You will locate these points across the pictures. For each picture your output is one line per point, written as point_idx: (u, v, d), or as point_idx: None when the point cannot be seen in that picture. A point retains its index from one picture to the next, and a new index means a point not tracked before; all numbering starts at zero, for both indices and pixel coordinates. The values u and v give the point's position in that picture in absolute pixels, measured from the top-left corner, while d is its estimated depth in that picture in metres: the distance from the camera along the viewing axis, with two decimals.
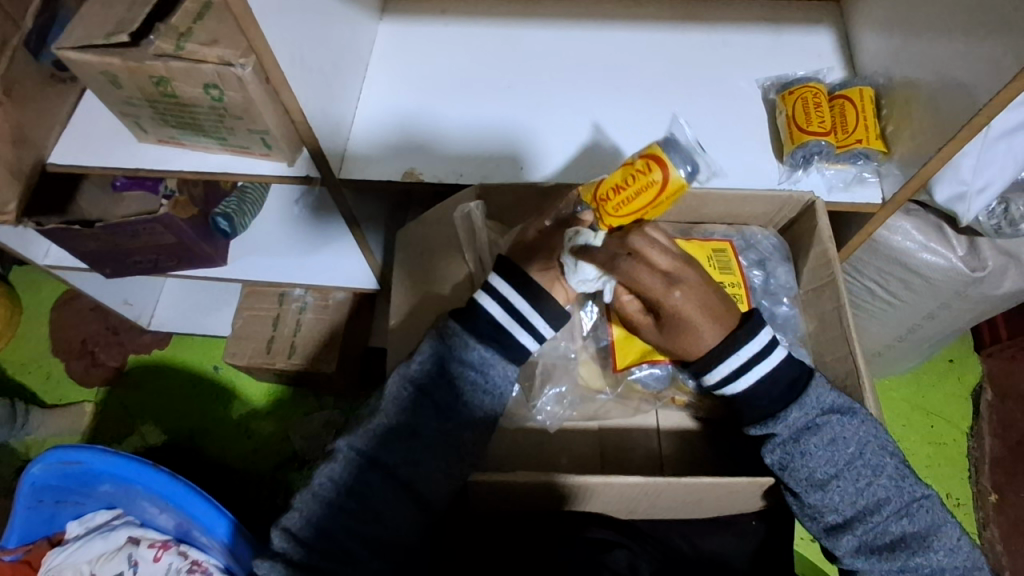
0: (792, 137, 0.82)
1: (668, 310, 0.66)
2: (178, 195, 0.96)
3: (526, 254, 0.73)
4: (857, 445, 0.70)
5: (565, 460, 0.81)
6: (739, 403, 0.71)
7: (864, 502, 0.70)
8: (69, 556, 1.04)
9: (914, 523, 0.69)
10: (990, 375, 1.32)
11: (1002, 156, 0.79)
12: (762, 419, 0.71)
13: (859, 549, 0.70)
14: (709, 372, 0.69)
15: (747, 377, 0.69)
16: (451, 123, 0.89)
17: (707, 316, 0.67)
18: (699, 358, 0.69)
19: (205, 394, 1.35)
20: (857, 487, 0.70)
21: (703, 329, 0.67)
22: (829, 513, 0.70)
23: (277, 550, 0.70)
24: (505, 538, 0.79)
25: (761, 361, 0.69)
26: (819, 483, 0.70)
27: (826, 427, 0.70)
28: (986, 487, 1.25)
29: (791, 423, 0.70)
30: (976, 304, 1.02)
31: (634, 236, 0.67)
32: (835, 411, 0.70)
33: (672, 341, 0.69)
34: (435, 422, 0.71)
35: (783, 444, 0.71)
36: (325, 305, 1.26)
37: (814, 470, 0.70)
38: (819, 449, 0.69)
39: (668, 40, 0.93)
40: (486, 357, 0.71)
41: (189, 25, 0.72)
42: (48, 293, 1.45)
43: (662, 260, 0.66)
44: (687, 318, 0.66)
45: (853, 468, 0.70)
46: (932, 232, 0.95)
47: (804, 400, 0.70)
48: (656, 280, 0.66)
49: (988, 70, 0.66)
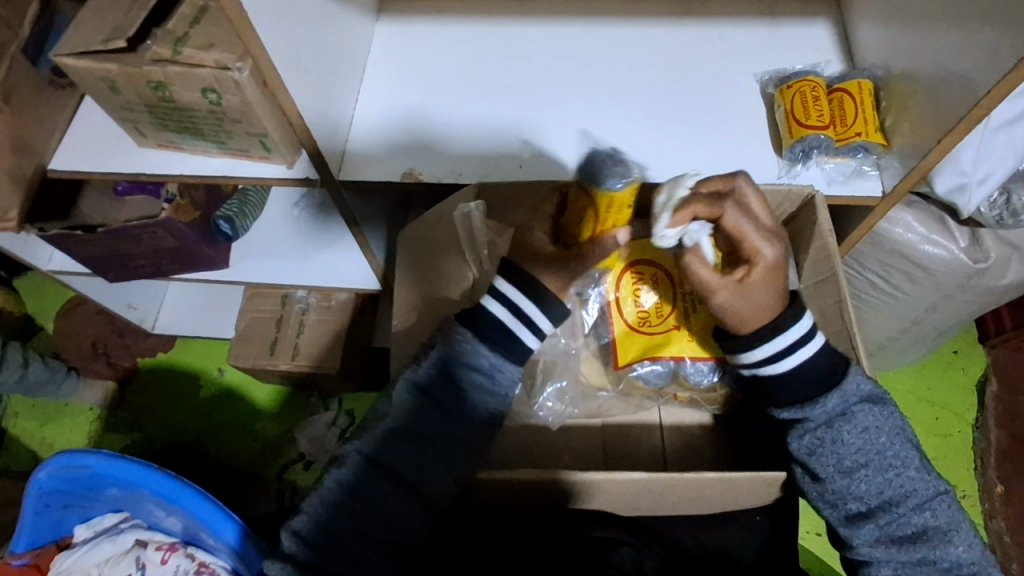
0: (791, 131, 0.82)
1: (761, 267, 0.65)
2: (179, 198, 0.97)
3: (521, 252, 0.75)
4: (887, 434, 0.70)
5: (568, 458, 0.82)
6: (767, 388, 0.71)
7: (890, 493, 0.69)
8: (77, 560, 1.05)
9: (936, 517, 0.69)
10: (996, 366, 1.32)
11: (1002, 147, 0.79)
12: (791, 404, 0.71)
13: (880, 539, 0.70)
14: (751, 349, 0.69)
15: (792, 357, 0.69)
16: (450, 122, 0.89)
17: (777, 285, 0.66)
18: (751, 329, 0.69)
19: (211, 396, 1.36)
20: (884, 478, 0.69)
21: (770, 299, 0.67)
22: (852, 501, 0.70)
23: (285, 551, 0.70)
24: (508, 535, 0.79)
25: (804, 345, 0.69)
26: (846, 471, 0.70)
27: (859, 415, 0.70)
28: (993, 478, 1.25)
29: (828, 409, 0.70)
30: (980, 295, 1.02)
31: (738, 178, 0.65)
32: (870, 400, 0.71)
33: (733, 303, 0.66)
34: (442, 428, 0.71)
35: (815, 429, 0.70)
36: (327, 306, 1.26)
37: (843, 458, 0.70)
38: (852, 438, 0.69)
39: (665, 36, 0.93)
40: (496, 362, 0.72)
41: (185, 29, 0.73)
42: (51, 299, 1.45)
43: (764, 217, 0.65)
44: (759, 280, 0.65)
45: (883, 459, 0.69)
46: (934, 223, 0.94)
47: (845, 385, 0.69)
48: (758, 233, 0.64)
49: (985, 60, 0.66)
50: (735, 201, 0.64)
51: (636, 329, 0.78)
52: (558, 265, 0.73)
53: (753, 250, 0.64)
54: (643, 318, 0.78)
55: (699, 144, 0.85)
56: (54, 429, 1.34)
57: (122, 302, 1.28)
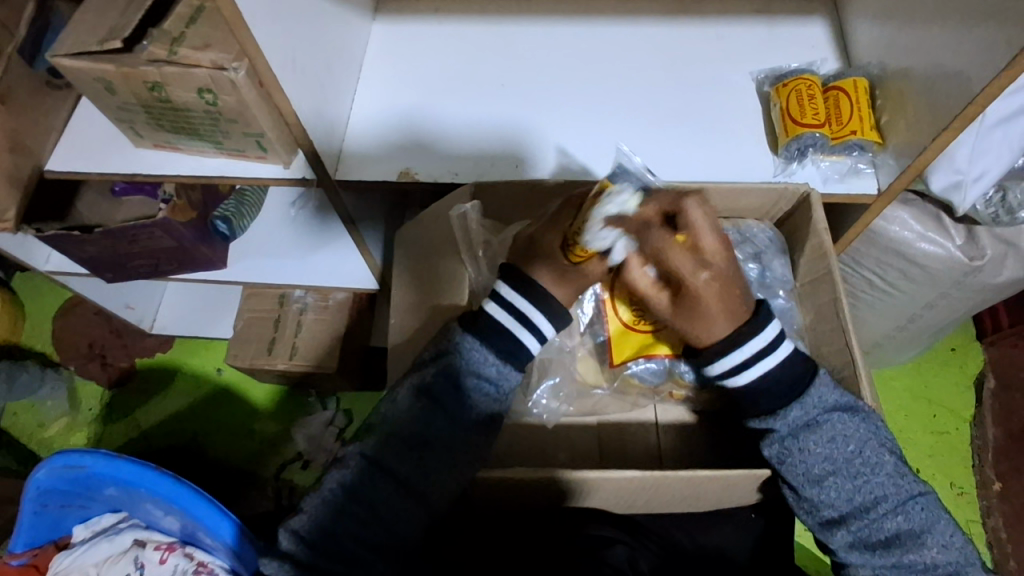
0: (786, 129, 0.82)
1: (692, 293, 0.67)
2: (177, 199, 0.96)
3: (527, 256, 0.73)
4: (857, 442, 0.70)
5: (563, 455, 0.82)
6: (745, 395, 0.72)
7: (860, 499, 0.70)
8: (76, 560, 1.05)
9: (909, 521, 0.69)
10: (992, 363, 1.32)
11: (998, 145, 0.79)
12: (761, 414, 0.72)
13: (854, 544, 0.70)
14: (708, 364, 0.71)
15: (751, 372, 0.70)
16: (447, 121, 0.89)
17: (721, 305, 0.68)
18: (707, 347, 0.70)
19: (209, 396, 1.36)
20: (854, 484, 0.70)
21: (722, 317, 0.69)
22: (825, 508, 0.71)
23: (284, 550, 0.70)
24: (505, 533, 0.80)
25: (766, 356, 0.70)
26: (815, 479, 0.70)
27: (826, 424, 0.70)
28: (989, 475, 1.25)
29: (789, 421, 0.71)
30: (976, 292, 1.02)
31: (685, 203, 0.66)
32: (837, 409, 0.71)
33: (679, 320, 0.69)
34: (446, 432, 0.72)
35: (781, 440, 0.71)
36: (325, 306, 1.26)
37: (811, 466, 0.70)
38: (819, 447, 0.70)
39: (661, 34, 0.93)
40: (503, 370, 0.73)
41: (181, 29, 0.73)
42: (49, 298, 1.45)
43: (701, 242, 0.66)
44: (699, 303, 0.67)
45: (851, 466, 0.70)
46: (929, 221, 0.95)
47: (806, 397, 0.71)
48: (688, 260, 0.66)
49: (980, 58, 0.66)
50: (655, 232, 0.65)
51: (631, 328, 0.78)
52: (561, 274, 0.72)
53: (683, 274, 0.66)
54: (638, 317, 0.78)
55: (695, 143, 0.85)
56: (52, 429, 1.34)
57: (121, 302, 1.28)
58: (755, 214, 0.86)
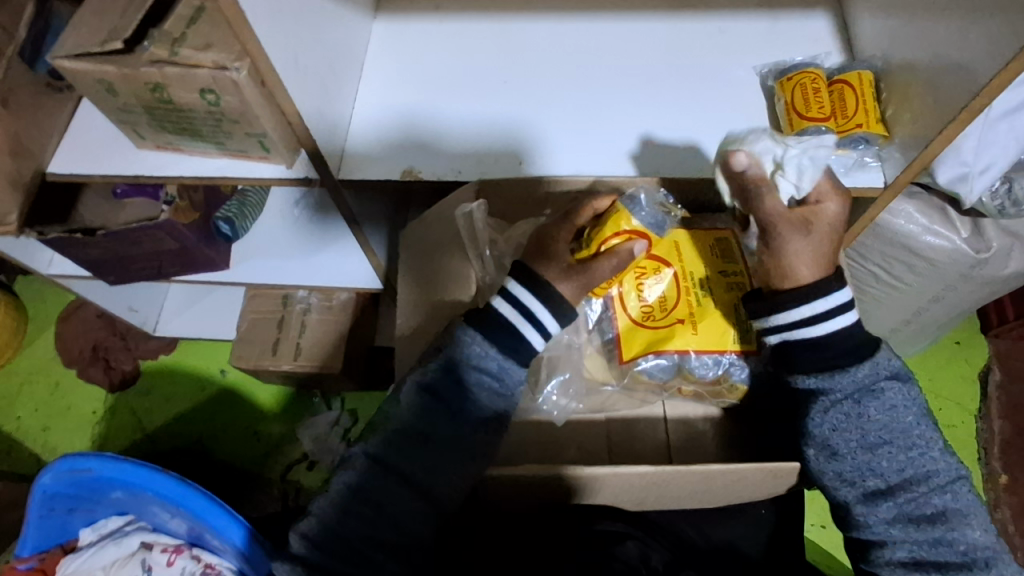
0: (792, 124, 0.82)
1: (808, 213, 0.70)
2: (179, 201, 0.97)
3: (535, 249, 0.73)
4: (912, 414, 0.71)
5: (572, 451, 0.81)
6: (789, 356, 0.72)
7: (912, 472, 0.71)
8: (83, 562, 1.04)
9: (956, 500, 0.71)
10: (997, 356, 1.32)
11: (1003, 137, 0.79)
12: (820, 372, 0.71)
13: (896, 519, 0.71)
14: (780, 312, 0.70)
15: (825, 324, 0.70)
16: (451, 119, 0.88)
17: (824, 247, 0.70)
18: (802, 281, 0.70)
19: (215, 397, 1.35)
20: (907, 456, 0.71)
21: (819, 255, 0.70)
22: (871, 479, 0.71)
23: (294, 553, 0.70)
24: (513, 533, 0.80)
25: (846, 311, 0.70)
26: (869, 447, 0.71)
27: (888, 391, 0.71)
28: (996, 468, 1.25)
29: (857, 380, 0.71)
30: (983, 285, 1.01)
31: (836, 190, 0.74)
32: (897, 378, 0.72)
33: (795, 245, 0.69)
34: (452, 431, 0.72)
35: (840, 402, 0.71)
36: (329, 306, 1.25)
37: (867, 434, 0.71)
38: (879, 414, 0.70)
39: (663, 30, 0.92)
40: (505, 365, 0.72)
41: (182, 30, 0.72)
42: (52, 302, 1.45)
43: (823, 181, 0.72)
44: (821, 229, 0.70)
45: (908, 438, 0.71)
46: (935, 213, 0.94)
47: (876, 358, 0.71)
48: (822, 188, 0.71)
49: (987, 49, 0.65)
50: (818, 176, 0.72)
51: (641, 324, 0.78)
52: (566, 270, 0.71)
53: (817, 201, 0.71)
54: (647, 314, 0.78)
55: (700, 138, 0.85)
56: (56, 432, 1.34)
57: (123, 305, 1.28)
58: None
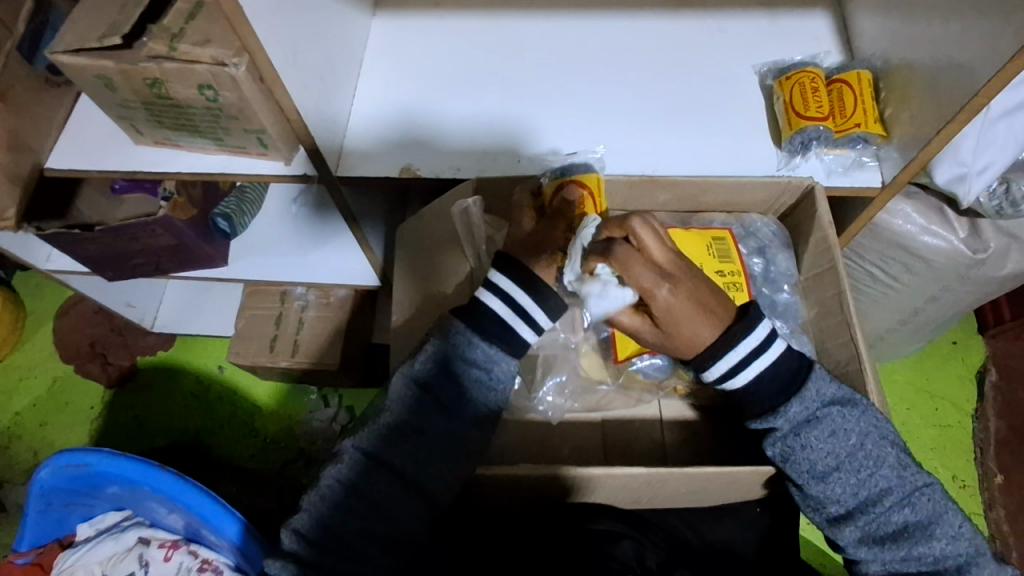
0: (790, 123, 0.82)
1: (655, 303, 0.67)
2: (178, 196, 0.97)
3: (527, 249, 0.73)
4: (857, 435, 0.70)
5: (567, 450, 0.81)
6: (745, 398, 0.72)
7: (866, 493, 0.70)
8: (80, 558, 1.04)
9: (916, 512, 0.70)
10: (993, 357, 1.32)
11: (1002, 137, 0.79)
12: (762, 414, 0.72)
13: (863, 540, 0.71)
14: (706, 369, 0.71)
15: (753, 366, 0.70)
16: (450, 117, 0.88)
17: (695, 318, 0.68)
18: (698, 353, 0.70)
19: (212, 392, 1.36)
20: (858, 479, 0.70)
21: (698, 330, 0.68)
22: (830, 505, 0.71)
23: (287, 549, 0.70)
24: (506, 531, 0.80)
25: (761, 354, 0.70)
26: (819, 475, 0.71)
27: (827, 419, 0.70)
28: (992, 468, 1.25)
29: (792, 417, 0.71)
30: (980, 285, 1.01)
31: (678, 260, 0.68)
32: (837, 403, 0.71)
33: (670, 336, 0.69)
34: (443, 425, 0.71)
35: (784, 437, 0.71)
36: (327, 303, 1.26)
37: (814, 463, 0.70)
38: (820, 442, 0.70)
39: (664, 28, 0.92)
40: (491, 355, 0.71)
41: (180, 25, 0.72)
42: (49, 297, 1.45)
43: (659, 252, 0.67)
44: (680, 314, 0.67)
45: (854, 460, 0.70)
46: (932, 214, 0.94)
47: (804, 393, 0.71)
48: (649, 273, 0.66)
49: (988, 47, 0.65)
50: (626, 252, 0.66)
51: None
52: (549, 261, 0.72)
53: (646, 289, 0.66)
54: None
55: (699, 136, 0.85)
56: (54, 427, 1.34)
57: (121, 300, 1.28)
58: (760, 208, 0.88)
